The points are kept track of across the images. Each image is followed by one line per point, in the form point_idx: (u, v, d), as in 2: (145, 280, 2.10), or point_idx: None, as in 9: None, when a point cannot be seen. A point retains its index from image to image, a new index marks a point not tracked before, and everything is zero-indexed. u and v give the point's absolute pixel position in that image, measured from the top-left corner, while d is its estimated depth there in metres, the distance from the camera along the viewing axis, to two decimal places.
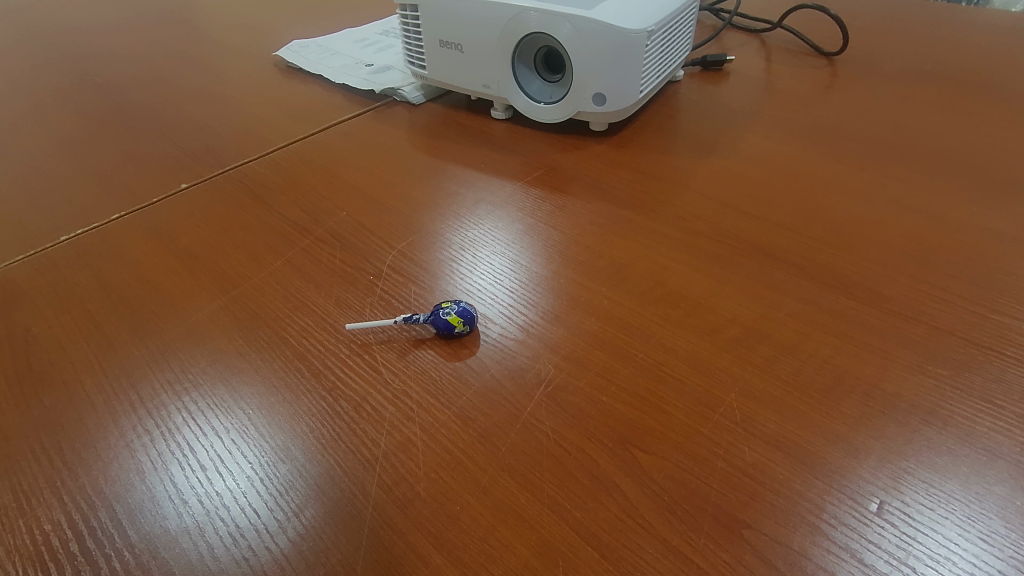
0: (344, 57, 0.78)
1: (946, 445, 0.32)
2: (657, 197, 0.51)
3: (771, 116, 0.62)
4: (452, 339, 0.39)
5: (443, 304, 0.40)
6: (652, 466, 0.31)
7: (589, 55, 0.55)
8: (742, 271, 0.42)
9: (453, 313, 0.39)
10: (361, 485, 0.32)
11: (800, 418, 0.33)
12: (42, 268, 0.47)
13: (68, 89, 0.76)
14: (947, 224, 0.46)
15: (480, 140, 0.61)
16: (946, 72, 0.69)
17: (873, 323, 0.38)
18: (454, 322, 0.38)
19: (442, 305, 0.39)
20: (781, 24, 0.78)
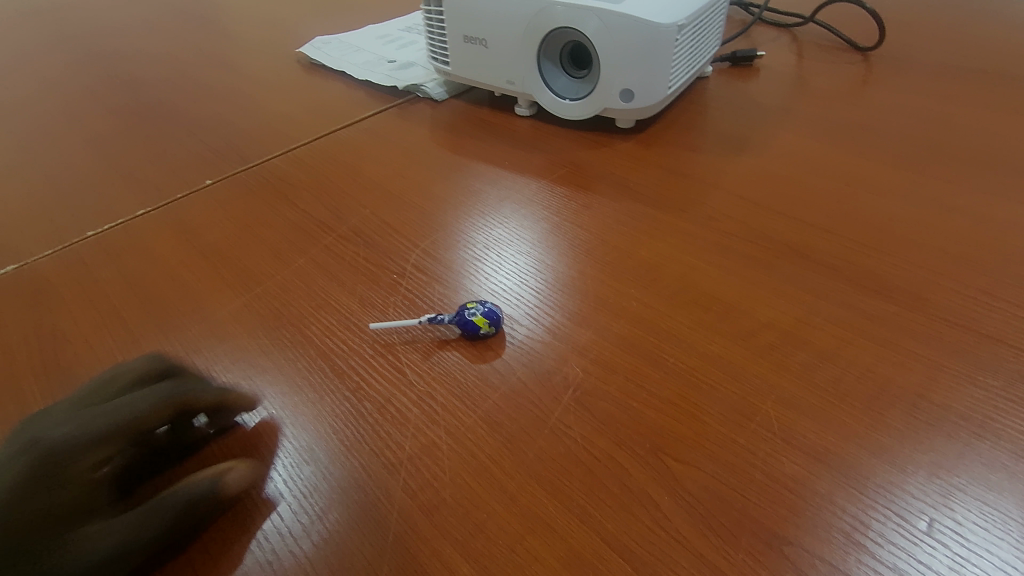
0: (366, 54, 0.78)
1: (999, 460, 0.30)
2: (686, 196, 0.49)
3: (805, 113, 0.60)
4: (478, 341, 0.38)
5: (468, 304, 0.39)
6: (686, 476, 0.30)
7: (617, 50, 0.53)
8: (777, 274, 0.41)
9: (479, 313, 0.38)
10: (385, 489, 0.31)
11: (839, 427, 0.32)
12: (69, 263, 0.47)
13: (95, 86, 0.77)
14: (992, 225, 0.44)
15: (504, 137, 0.60)
16: (988, 67, 0.66)
17: (916, 329, 0.37)
18: (479, 323, 0.38)
19: (467, 306, 0.39)
20: (813, 19, 0.76)
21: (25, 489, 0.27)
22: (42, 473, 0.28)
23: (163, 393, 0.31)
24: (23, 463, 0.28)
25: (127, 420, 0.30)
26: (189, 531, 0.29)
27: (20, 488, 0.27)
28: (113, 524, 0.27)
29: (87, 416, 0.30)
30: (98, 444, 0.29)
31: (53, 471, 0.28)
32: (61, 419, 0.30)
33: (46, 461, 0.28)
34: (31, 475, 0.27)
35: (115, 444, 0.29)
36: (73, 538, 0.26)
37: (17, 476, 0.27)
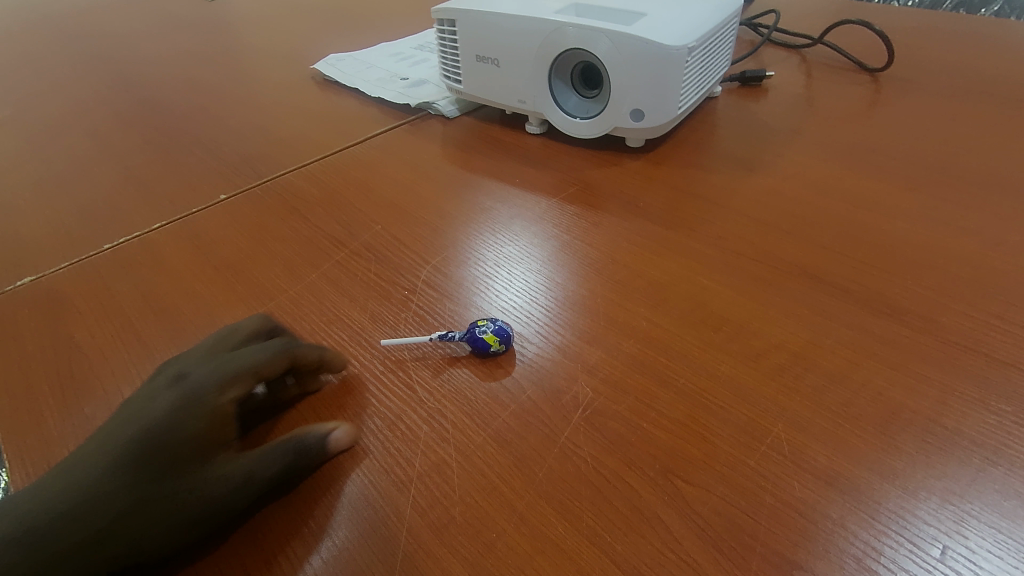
0: (379, 71, 0.79)
1: (1013, 487, 0.30)
2: (695, 215, 0.50)
3: (814, 134, 0.60)
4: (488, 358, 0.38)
5: (479, 322, 0.39)
6: (696, 499, 0.30)
7: (627, 71, 0.54)
8: (787, 294, 0.41)
9: (490, 331, 0.38)
10: (395, 507, 0.31)
11: (851, 451, 0.32)
12: (86, 276, 0.48)
13: (114, 101, 0.78)
14: (1003, 248, 0.44)
15: (514, 155, 0.61)
16: (996, 90, 0.66)
17: (927, 352, 0.37)
18: (490, 341, 0.38)
19: (478, 323, 0.39)
20: (821, 40, 0.77)
21: (173, 417, 0.31)
22: (185, 404, 0.31)
23: (278, 347, 0.35)
24: (170, 397, 0.32)
25: (250, 368, 0.33)
26: (301, 471, 0.32)
27: (169, 416, 0.31)
28: (246, 456, 0.31)
29: (220, 361, 0.34)
30: (228, 385, 0.32)
31: (195, 403, 0.31)
32: (197, 364, 0.34)
33: (188, 396, 0.32)
34: (178, 406, 0.31)
35: (243, 386, 0.33)
36: (213, 464, 0.30)
37: (166, 407, 0.31)
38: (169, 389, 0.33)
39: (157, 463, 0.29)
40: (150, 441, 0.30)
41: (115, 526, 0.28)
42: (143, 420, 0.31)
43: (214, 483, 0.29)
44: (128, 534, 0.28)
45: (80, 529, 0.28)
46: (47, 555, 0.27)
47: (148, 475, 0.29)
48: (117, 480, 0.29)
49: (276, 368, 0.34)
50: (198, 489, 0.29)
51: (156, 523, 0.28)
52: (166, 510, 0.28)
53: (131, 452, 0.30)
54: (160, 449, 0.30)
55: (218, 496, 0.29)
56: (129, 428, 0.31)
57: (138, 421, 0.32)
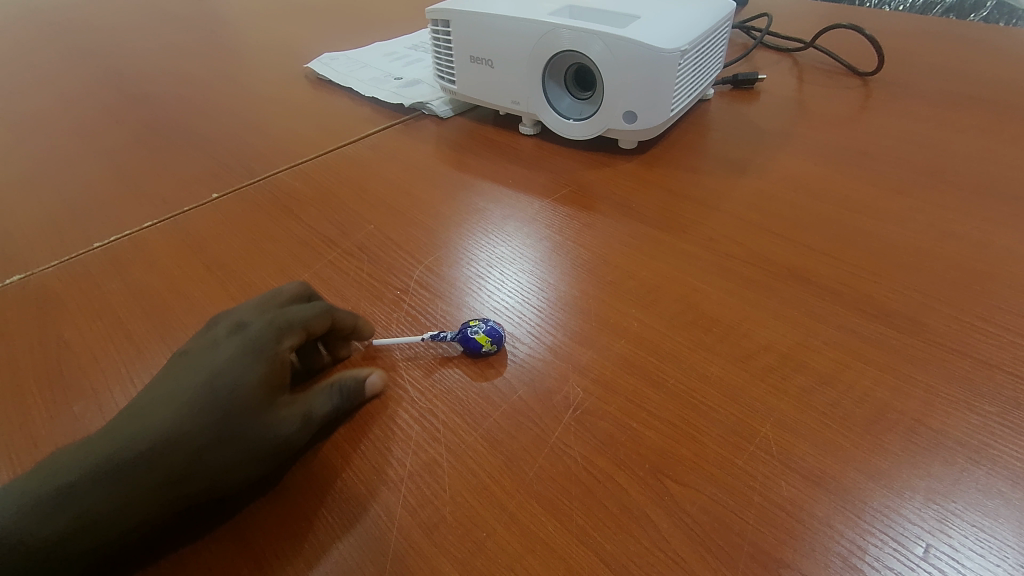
0: (374, 71, 0.79)
1: (996, 487, 0.30)
2: (687, 217, 0.50)
3: (805, 137, 0.61)
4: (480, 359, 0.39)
5: (471, 322, 0.39)
6: (684, 498, 0.30)
7: (620, 73, 0.54)
8: (776, 296, 0.41)
9: (482, 331, 0.38)
10: (386, 506, 0.31)
11: (838, 452, 0.32)
12: (76, 274, 0.48)
13: (106, 99, 0.78)
14: (989, 252, 0.45)
15: (508, 155, 0.61)
16: (985, 95, 0.67)
17: (914, 353, 0.37)
18: (481, 341, 0.38)
19: (470, 323, 0.39)
20: (813, 44, 0.78)
21: (239, 363, 0.32)
22: (248, 351, 0.33)
23: (324, 306, 0.37)
24: (232, 346, 0.33)
25: (302, 322, 0.36)
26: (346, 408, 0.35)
27: (234, 361, 0.33)
28: (303, 399, 0.33)
29: (274, 314, 0.36)
30: (285, 335, 0.35)
31: (257, 350, 0.33)
32: (251, 315, 0.36)
33: (250, 344, 0.33)
34: (242, 353, 0.33)
35: (297, 337, 0.35)
36: (277, 406, 0.32)
37: (229, 354, 0.33)
38: (228, 338, 0.34)
39: (228, 403, 0.31)
40: (218, 383, 0.31)
41: (194, 460, 0.29)
42: (208, 365, 0.33)
43: (280, 422, 0.32)
44: (207, 468, 0.29)
45: (160, 464, 0.29)
46: (130, 488, 0.28)
47: (219, 414, 0.30)
48: (191, 418, 0.30)
49: (323, 325, 0.37)
50: (266, 426, 0.31)
51: (232, 458, 0.30)
52: (240, 446, 0.30)
53: (201, 394, 0.31)
54: (229, 391, 0.31)
55: (284, 434, 0.32)
56: (194, 373, 0.32)
57: (201, 366, 0.33)
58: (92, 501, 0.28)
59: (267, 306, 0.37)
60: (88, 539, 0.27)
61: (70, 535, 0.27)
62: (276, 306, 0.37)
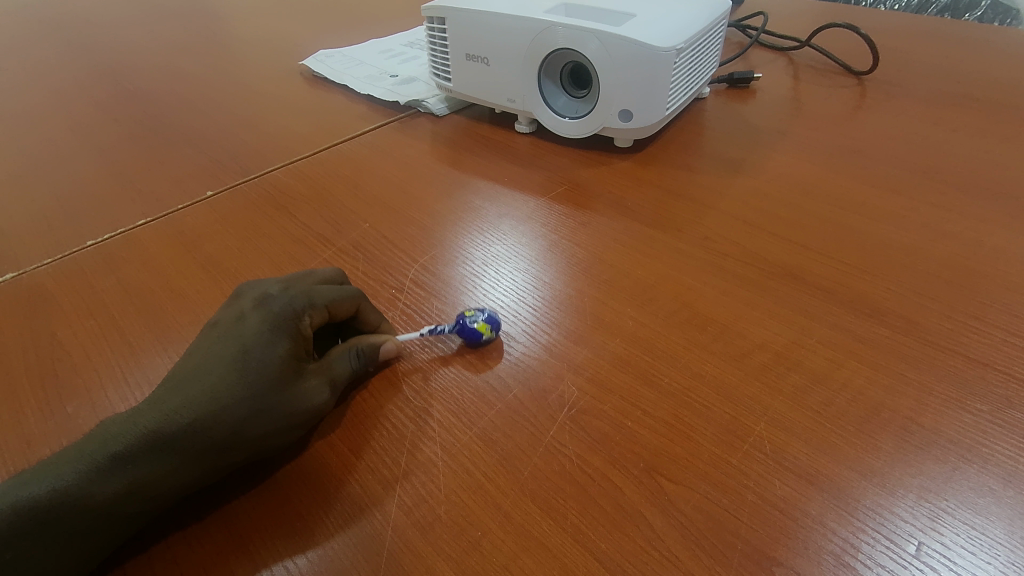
0: (369, 68, 0.79)
1: (987, 485, 0.31)
2: (682, 215, 0.50)
3: (800, 136, 0.61)
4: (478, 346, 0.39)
5: (466, 312, 0.40)
6: (679, 497, 0.30)
7: (615, 72, 0.54)
8: (771, 295, 0.42)
9: (481, 320, 0.39)
10: (381, 506, 0.31)
11: (832, 451, 0.32)
12: (69, 272, 0.48)
13: (100, 96, 0.77)
14: (981, 251, 0.45)
15: (504, 154, 0.61)
16: (979, 95, 0.67)
17: (907, 352, 0.37)
18: (481, 329, 0.38)
19: (466, 313, 0.39)
20: (809, 43, 0.78)
21: (269, 336, 0.33)
22: (276, 325, 0.34)
23: (350, 289, 0.39)
24: (260, 319, 0.34)
25: (327, 301, 0.37)
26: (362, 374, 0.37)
27: (264, 335, 0.33)
28: (326, 367, 0.35)
29: (300, 291, 0.36)
30: (311, 311, 0.36)
31: (284, 326, 0.34)
32: (277, 290, 0.37)
33: (277, 318, 0.34)
34: (271, 326, 0.34)
35: (322, 315, 0.36)
36: (304, 377, 0.34)
37: (259, 328, 0.34)
38: (256, 311, 0.35)
39: (261, 376, 0.32)
40: (251, 356, 0.32)
41: (236, 429, 0.30)
42: (240, 337, 0.33)
43: (310, 392, 0.34)
44: (249, 437, 0.31)
45: (205, 432, 0.30)
46: (178, 454, 0.29)
47: (256, 386, 0.31)
48: (230, 389, 0.31)
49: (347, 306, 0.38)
50: (297, 396, 0.33)
51: (269, 429, 0.31)
52: (275, 416, 0.32)
53: (235, 365, 0.32)
54: (264, 364, 0.32)
55: (314, 404, 0.33)
56: (225, 345, 0.33)
57: (231, 337, 0.33)
58: (143, 465, 0.29)
59: (291, 284, 0.38)
60: (139, 501, 0.28)
61: (123, 497, 0.28)
62: (300, 284, 0.38)
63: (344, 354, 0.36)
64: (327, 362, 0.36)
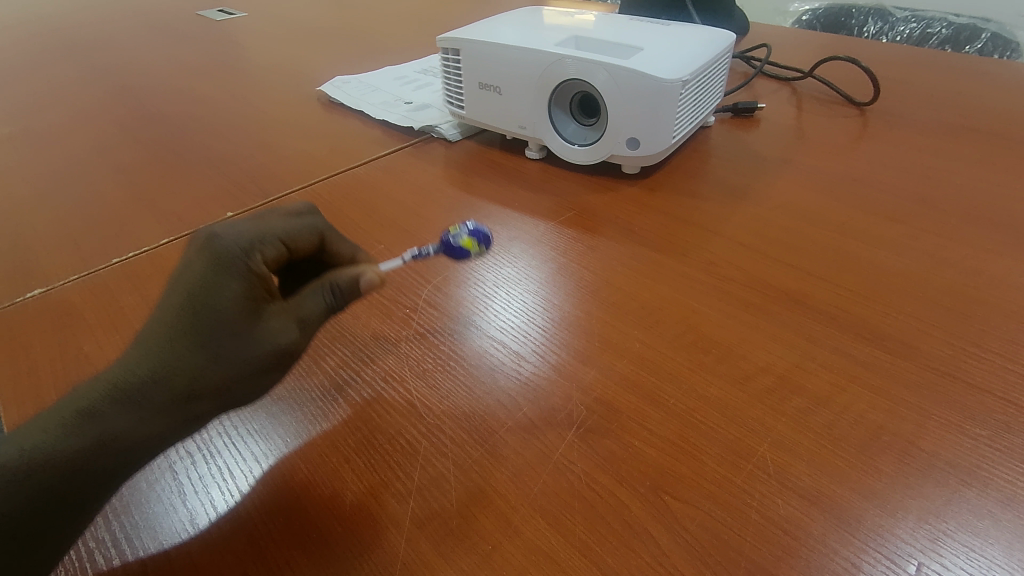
0: (384, 94, 0.82)
1: (986, 508, 0.31)
2: (687, 241, 0.52)
3: (803, 164, 0.63)
4: (463, 259, 0.47)
5: (450, 232, 0.46)
6: (684, 515, 0.31)
7: (622, 101, 0.56)
8: (775, 320, 0.43)
9: (467, 237, 0.45)
10: (394, 519, 0.32)
11: (834, 472, 0.33)
12: (95, 288, 0.50)
13: (125, 118, 0.80)
14: (981, 279, 0.46)
15: (514, 178, 0.63)
16: (978, 126, 0.69)
17: (908, 377, 0.38)
18: (468, 247, 0.45)
19: (451, 234, 0.45)
20: (812, 73, 0.80)
21: (214, 277, 0.31)
22: (221, 263, 0.31)
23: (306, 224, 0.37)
24: (202, 258, 0.32)
25: (280, 236, 0.35)
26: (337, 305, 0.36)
27: (211, 276, 0.31)
28: (294, 306, 0.34)
29: (245, 223, 0.34)
30: (262, 247, 0.33)
31: (231, 264, 0.32)
32: (219, 221, 0.34)
33: (221, 254, 0.32)
34: (215, 267, 0.31)
35: (276, 248, 0.34)
36: (266, 317, 0.33)
37: (203, 269, 0.31)
38: (197, 250, 0.32)
39: (215, 323, 0.31)
40: (200, 300, 0.31)
41: (196, 378, 0.31)
42: (184, 279, 0.32)
43: (275, 334, 0.33)
44: (210, 384, 0.31)
45: (165, 384, 0.30)
46: (143, 406, 0.30)
47: (208, 332, 0.31)
48: (182, 339, 0.31)
49: (304, 240, 0.36)
50: (261, 338, 0.32)
51: (232, 376, 0.31)
52: (236, 361, 0.31)
53: (184, 310, 0.31)
54: (214, 308, 0.31)
55: (281, 344, 0.33)
56: (173, 290, 0.32)
57: (177, 283, 0.32)
58: (113, 419, 0.30)
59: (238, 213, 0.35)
60: (112, 455, 0.30)
61: (95, 451, 0.29)
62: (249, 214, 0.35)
63: (312, 292, 0.35)
64: (294, 302, 0.34)
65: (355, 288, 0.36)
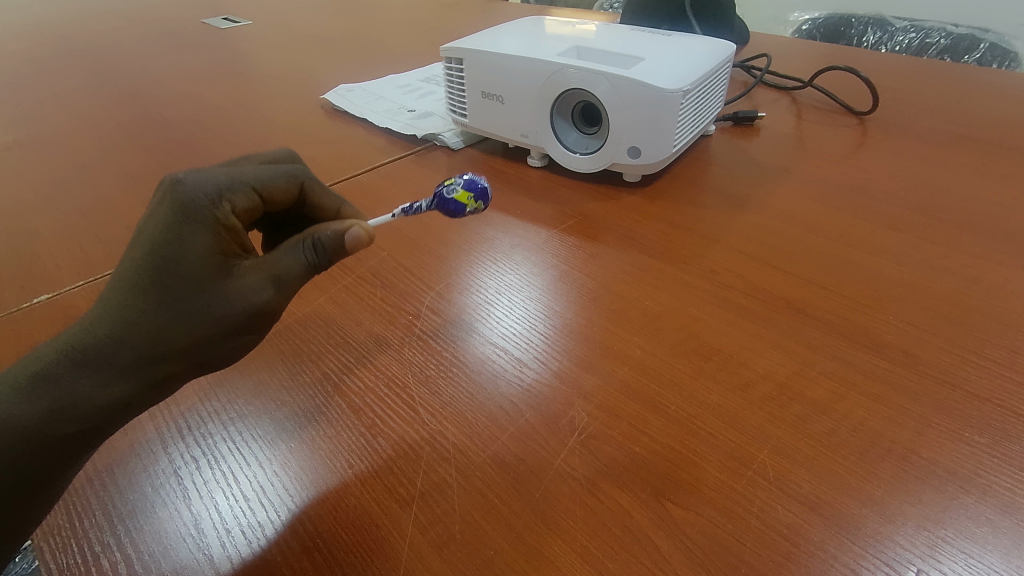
0: (388, 103, 0.82)
1: (985, 515, 0.31)
2: (688, 248, 0.52)
3: (803, 173, 0.63)
4: (458, 215, 0.46)
5: (445, 185, 0.46)
6: (685, 521, 0.31)
7: (623, 110, 0.57)
8: (775, 327, 0.43)
9: (461, 189, 0.46)
10: (397, 525, 0.32)
11: (834, 479, 0.33)
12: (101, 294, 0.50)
13: (130, 125, 0.81)
14: (979, 287, 0.47)
15: (516, 186, 0.64)
16: (977, 135, 0.70)
17: (907, 385, 0.39)
18: (462, 200, 0.45)
19: (446, 187, 0.46)
20: (811, 83, 0.81)
21: (177, 231, 0.32)
22: (188, 216, 0.33)
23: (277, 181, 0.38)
24: (165, 211, 0.33)
25: (250, 187, 0.36)
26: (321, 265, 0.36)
27: (176, 228, 0.33)
28: (272, 263, 0.35)
29: (212, 175, 0.35)
30: (231, 196, 0.35)
31: (197, 217, 0.33)
32: (187, 172, 0.35)
33: (187, 206, 0.33)
34: (178, 219, 0.33)
35: (246, 199, 0.35)
36: (238, 274, 0.34)
37: (167, 222, 0.33)
38: (163, 202, 0.33)
39: (176, 280, 0.32)
40: (165, 254, 0.32)
41: (160, 339, 0.32)
42: (148, 233, 0.33)
43: (247, 291, 0.34)
44: (173, 345, 0.32)
45: (125, 346, 0.32)
46: (103, 370, 0.32)
47: (173, 289, 0.32)
48: (142, 298, 0.32)
49: (280, 189, 0.38)
50: (232, 295, 0.33)
51: (197, 335, 0.33)
52: (203, 319, 0.33)
53: (148, 267, 0.32)
54: (179, 262, 0.32)
55: (255, 302, 0.34)
56: (137, 245, 0.33)
57: (142, 239, 0.33)
58: (73, 383, 0.31)
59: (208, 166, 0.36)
60: (72, 422, 0.31)
61: (54, 416, 0.31)
62: (219, 167, 0.36)
63: (292, 248, 0.35)
64: (271, 258, 0.35)
65: (338, 244, 0.37)
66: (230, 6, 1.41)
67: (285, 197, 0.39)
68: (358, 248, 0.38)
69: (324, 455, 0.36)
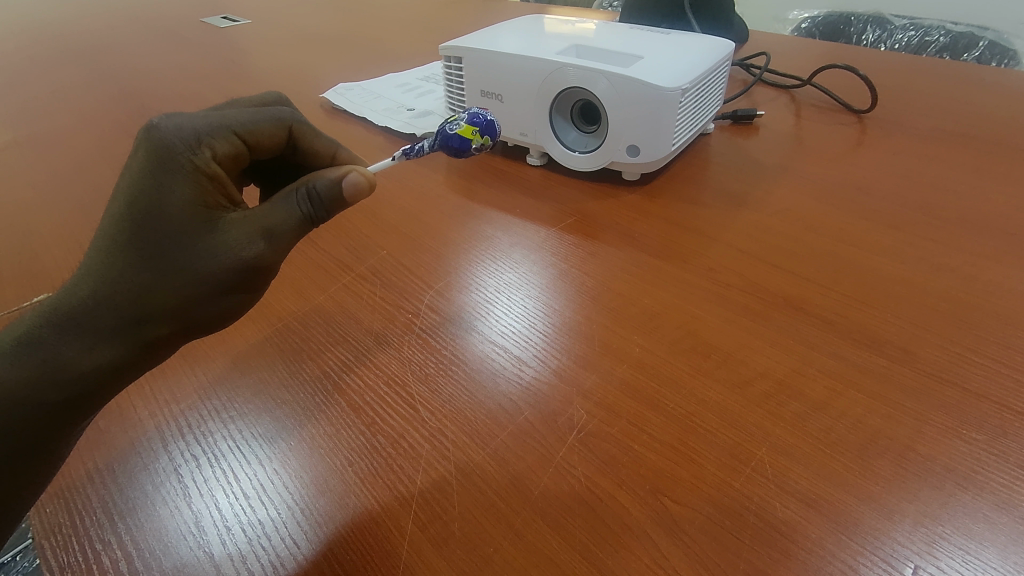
0: (387, 101, 0.82)
1: (982, 511, 0.32)
2: (687, 247, 0.52)
3: (802, 171, 0.63)
4: (463, 151, 0.50)
5: (449, 124, 0.49)
6: (684, 517, 0.32)
7: (622, 109, 0.57)
8: (774, 325, 0.43)
9: (464, 125, 0.49)
10: (396, 522, 0.32)
11: (832, 476, 0.33)
12: None
13: (130, 125, 0.81)
14: (977, 285, 0.47)
15: (515, 185, 0.64)
16: (975, 133, 0.70)
17: (904, 382, 0.39)
18: (466, 135, 0.49)
19: (450, 125, 0.49)
20: (811, 81, 0.81)
21: (156, 180, 0.32)
22: (166, 163, 0.32)
23: (258, 125, 0.38)
24: (142, 159, 0.33)
25: (230, 132, 0.36)
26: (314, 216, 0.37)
27: (154, 177, 0.32)
28: (259, 215, 0.35)
29: (189, 119, 0.34)
30: (211, 141, 0.34)
31: (175, 165, 0.33)
32: (162, 116, 0.34)
33: (164, 151, 0.32)
34: (157, 167, 0.32)
35: (227, 143, 0.35)
36: (224, 228, 0.34)
37: (145, 171, 0.32)
38: (139, 147, 0.33)
39: (159, 235, 0.32)
40: (144, 205, 0.32)
41: (146, 300, 0.33)
42: (127, 185, 0.33)
43: (235, 245, 0.34)
44: (159, 306, 0.33)
45: (111, 309, 0.32)
46: (89, 334, 0.32)
47: (158, 246, 0.32)
48: (126, 258, 0.32)
49: (263, 133, 0.38)
50: (217, 250, 0.33)
51: (184, 293, 0.33)
52: (189, 277, 0.33)
53: (129, 221, 0.32)
54: (162, 214, 0.32)
55: (242, 258, 0.34)
56: (116, 196, 0.33)
57: (121, 190, 0.33)
58: (57, 349, 0.32)
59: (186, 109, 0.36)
60: (66, 387, 0.32)
61: (42, 381, 0.31)
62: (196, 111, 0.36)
63: (286, 199, 0.36)
64: (261, 211, 0.35)
65: (334, 193, 0.37)
66: (229, 4, 1.41)
67: (272, 142, 0.39)
68: (356, 195, 0.38)
69: (322, 453, 0.36)
